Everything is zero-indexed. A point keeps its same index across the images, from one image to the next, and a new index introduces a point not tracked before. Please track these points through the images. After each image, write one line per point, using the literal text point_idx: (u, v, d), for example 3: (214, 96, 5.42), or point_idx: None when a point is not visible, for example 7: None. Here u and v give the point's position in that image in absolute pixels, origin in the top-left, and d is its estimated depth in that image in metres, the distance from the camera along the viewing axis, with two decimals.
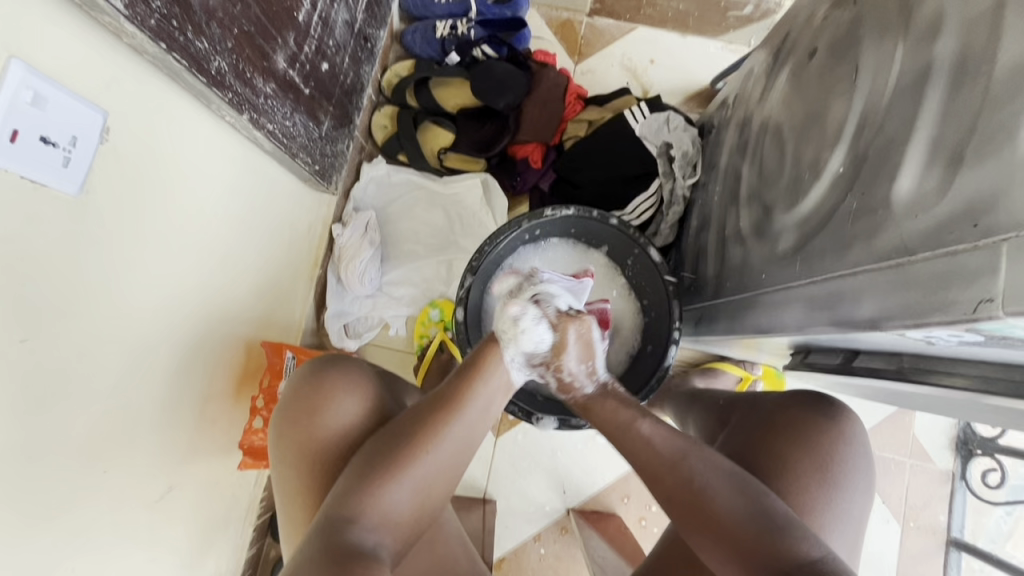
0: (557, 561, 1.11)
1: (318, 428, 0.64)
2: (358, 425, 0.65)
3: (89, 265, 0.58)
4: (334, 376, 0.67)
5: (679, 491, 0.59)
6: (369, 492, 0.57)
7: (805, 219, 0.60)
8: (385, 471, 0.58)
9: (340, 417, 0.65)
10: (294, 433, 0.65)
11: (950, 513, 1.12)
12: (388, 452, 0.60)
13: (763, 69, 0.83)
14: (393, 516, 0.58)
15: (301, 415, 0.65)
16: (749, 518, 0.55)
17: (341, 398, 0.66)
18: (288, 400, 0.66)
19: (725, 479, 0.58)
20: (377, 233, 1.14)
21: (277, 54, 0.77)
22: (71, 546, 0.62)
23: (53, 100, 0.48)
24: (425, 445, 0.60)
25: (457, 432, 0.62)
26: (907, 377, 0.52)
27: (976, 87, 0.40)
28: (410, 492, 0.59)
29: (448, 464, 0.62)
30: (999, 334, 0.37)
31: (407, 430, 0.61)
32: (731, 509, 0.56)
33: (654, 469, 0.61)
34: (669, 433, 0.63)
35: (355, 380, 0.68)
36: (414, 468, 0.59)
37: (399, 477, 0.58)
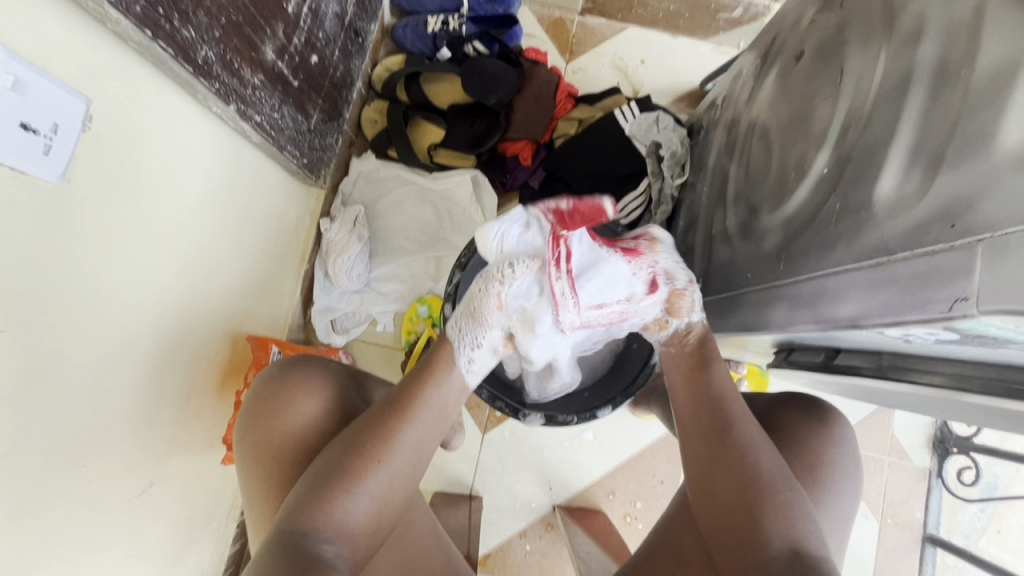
0: (542, 557, 1.11)
1: (280, 429, 0.64)
2: (319, 429, 0.65)
3: (69, 256, 0.57)
4: (296, 381, 0.66)
5: (723, 455, 0.61)
6: (324, 500, 0.56)
7: (790, 219, 0.61)
8: (340, 475, 0.58)
9: (298, 423, 0.64)
10: (253, 438, 0.64)
11: (927, 510, 1.14)
12: (342, 458, 0.59)
13: (751, 71, 0.83)
14: (351, 524, 0.57)
15: (261, 419, 0.64)
16: (775, 487, 0.57)
17: (301, 403, 0.65)
18: (250, 405, 0.66)
19: (772, 462, 0.59)
20: (365, 228, 1.13)
21: (265, 45, 0.76)
22: (49, 542, 0.61)
23: (34, 86, 0.48)
24: (378, 447, 0.60)
25: (411, 432, 0.62)
26: (887, 375, 0.53)
27: (956, 91, 0.40)
28: (368, 499, 0.58)
29: (406, 468, 0.61)
30: (974, 332, 0.38)
31: (359, 433, 0.61)
32: (766, 480, 0.58)
33: (721, 438, 0.62)
34: (748, 414, 0.64)
35: (315, 382, 0.67)
36: (370, 472, 0.59)
37: (354, 483, 0.58)
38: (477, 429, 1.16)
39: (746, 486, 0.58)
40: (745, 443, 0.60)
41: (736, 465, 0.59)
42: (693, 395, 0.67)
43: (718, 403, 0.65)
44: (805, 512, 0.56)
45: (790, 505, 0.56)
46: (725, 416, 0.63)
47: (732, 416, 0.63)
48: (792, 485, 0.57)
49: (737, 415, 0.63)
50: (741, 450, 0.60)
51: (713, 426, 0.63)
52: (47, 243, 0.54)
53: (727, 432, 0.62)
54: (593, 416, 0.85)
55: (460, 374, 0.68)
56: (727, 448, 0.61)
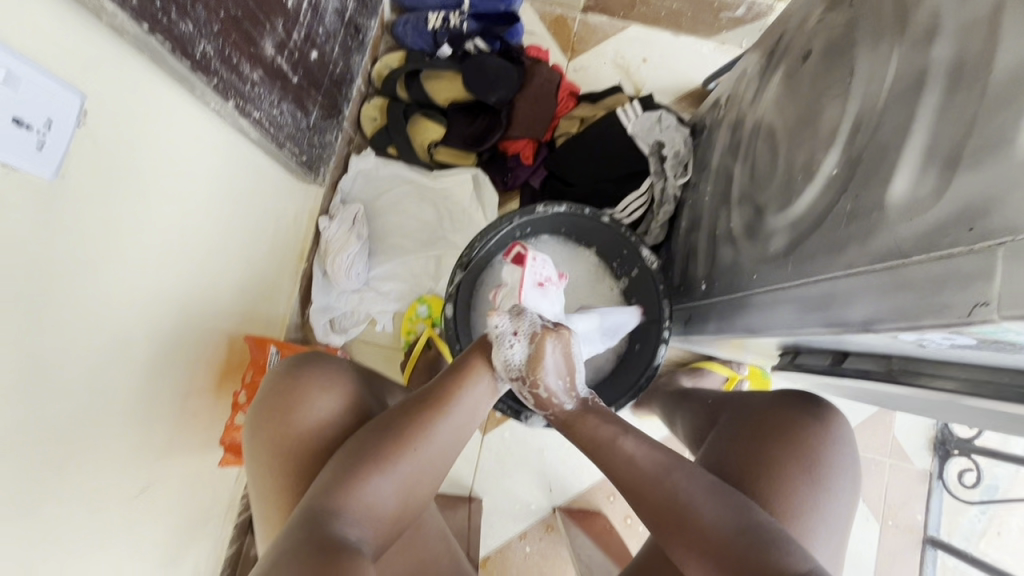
0: (542, 560, 1.10)
1: (296, 421, 0.63)
2: (336, 421, 0.64)
3: (63, 255, 0.56)
4: (315, 373, 0.65)
5: (665, 526, 0.57)
6: (353, 483, 0.56)
7: (798, 220, 0.60)
8: (371, 459, 0.57)
9: (318, 413, 0.63)
10: (268, 428, 0.63)
11: (927, 512, 1.14)
12: (375, 443, 0.58)
13: (756, 70, 0.83)
14: (376, 510, 0.56)
15: (276, 409, 0.63)
16: (736, 532, 0.54)
17: (321, 395, 0.64)
18: (263, 396, 0.65)
19: (708, 497, 0.57)
20: (365, 227, 1.12)
21: (265, 40, 0.75)
22: (42, 548, 0.59)
23: (27, 79, 0.46)
24: (413, 437, 0.59)
25: (446, 425, 0.61)
26: (896, 379, 0.53)
27: (972, 91, 0.40)
28: (396, 484, 0.57)
29: (435, 463, 0.60)
30: (992, 337, 0.37)
31: (392, 422, 0.60)
32: (718, 528, 0.55)
33: (649, 497, 0.59)
34: (659, 454, 0.61)
35: (336, 376, 0.67)
36: (400, 460, 0.58)
37: (385, 468, 0.57)
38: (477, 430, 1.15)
39: (707, 543, 0.55)
40: (678, 498, 0.57)
41: (687, 530, 0.56)
42: (607, 462, 0.62)
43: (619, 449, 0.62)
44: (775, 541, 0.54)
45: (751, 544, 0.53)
46: (641, 471, 0.60)
47: (646, 471, 0.60)
48: (747, 520, 0.55)
49: (644, 460, 0.61)
50: (684, 504, 0.57)
51: (638, 486, 0.60)
52: (42, 242, 0.53)
53: (655, 484, 0.59)
54: None
55: (493, 380, 0.66)
56: (665, 510, 0.57)
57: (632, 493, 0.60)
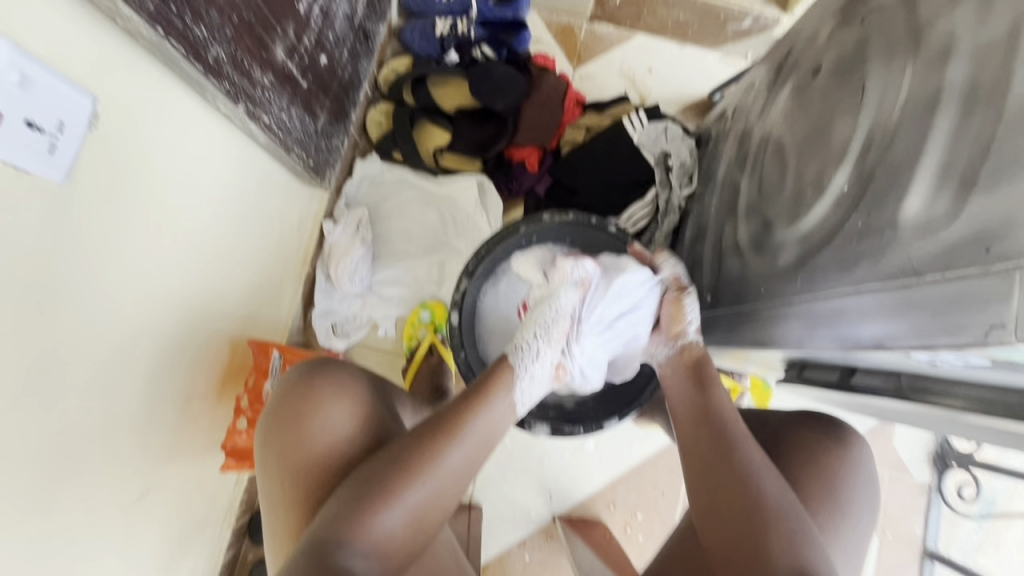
0: (542, 568, 1.10)
1: (305, 436, 0.62)
2: (348, 437, 0.63)
3: (71, 258, 0.55)
4: (330, 385, 0.65)
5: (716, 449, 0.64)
6: (360, 513, 0.54)
7: (807, 236, 0.60)
8: (379, 489, 0.56)
9: (329, 429, 0.62)
10: (279, 442, 0.62)
11: (926, 525, 1.14)
12: (383, 473, 0.57)
13: (764, 84, 0.83)
14: (387, 540, 0.55)
15: (287, 424, 0.63)
16: (780, 514, 0.57)
17: (336, 405, 0.64)
18: (274, 408, 0.64)
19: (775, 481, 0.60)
20: (368, 232, 1.12)
21: (276, 45, 0.75)
22: (41, 561, 0.59)
23: (40, 82, 0.46)
24: (421, 467, 0.58)
25: (454, 453, 0.60)
26: (905, 395, 0.53)
27: (989, 114, 0.40)
28: (404, 516, 0.56)
29: (447, 491, 0.59)
30: (1006, 358, 0.37)
31: (402, 449, 0.59)
32: (760, 495, 0.59)
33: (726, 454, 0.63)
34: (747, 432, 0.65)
35: (350, 388, 0.66)
36: (409, 489, 0.57)
37: (395, 498, 0.56)
38: None
39: (739, 496, 0.60)
40: (748, 468, 0.61)
41: (737, 480, 0.61)
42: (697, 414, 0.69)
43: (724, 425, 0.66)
44: (810, 537, 0.56)
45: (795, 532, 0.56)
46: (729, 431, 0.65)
47: (736, 438, 0.64)
48: (793, 510, 0.58)
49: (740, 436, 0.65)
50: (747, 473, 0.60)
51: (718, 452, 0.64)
52: (48, 245, 0.52)
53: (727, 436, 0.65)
54: (601, 428, 0.84)
55: (513, 398, 0.66)
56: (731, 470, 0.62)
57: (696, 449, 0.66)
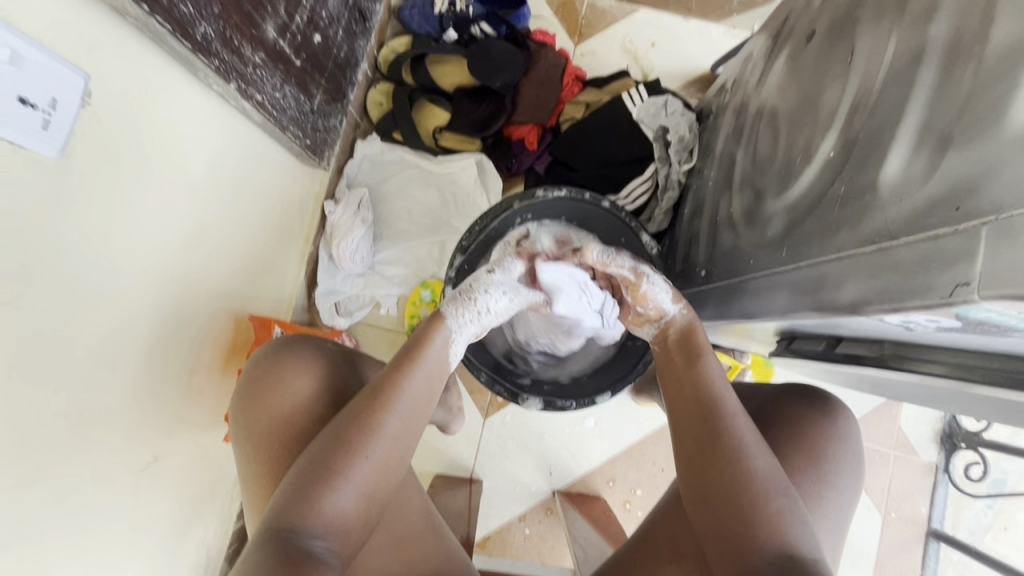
0: (541, 541, 1.12)
1: (271, 413, 0.64)
2: (308, 412, 0.65)
3: (69, 232, 0.57)
4: (291, 362, 0.66)
5: (708, 438, 0.60)
6: (310, 494, 0.55)
7: (793, 205, 0.59)
8: (324, 471, 0.56)
9: (291, 402, 0.65)
10: (248, 417, 0.65)
11: (931, 505, 1.13)
12: (326, 454, 0.57)
13: (762, 53, 0.81)
14: (340, 516, 0.56)
15: (253, 401, 0.65)
16: (768, 494, 0.56)
17: (297, 381, 0.65)
18: (242, 387, 0.67)
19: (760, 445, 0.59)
20: (369, 212, 1.13)
21: (267, 23, 0.76)
22: (48, 523, 0.62)
23: (32, 59, 0.48)
24: (363, 445, 0.58)
25: (396, 423, 0.60)
26: (888, 363, 0.52)
27: (966, 70, 0.39)
28: (355, 491, 0.57)
29: (392, 462, 0.60)
30: (977, 319, 0.37)
31: (338, 432, 0.58)
32: (757, 481, 0.56)
33: (715, 437, 0.60)
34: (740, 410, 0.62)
35: (311, 362, 0.67)
36: (355, 466, 0.57)
37: (342, 478, 0.56)
38: (478, 414, 1.16)
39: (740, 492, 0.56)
40: (740, 447, 0.58)
41: (727, 463, 0.58)
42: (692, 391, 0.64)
43: (713, 400, 0.62)
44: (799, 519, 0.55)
45: (782, 515, 0.55)
46: (719, 412, 0.61)
47: (723, 413, 0.60)
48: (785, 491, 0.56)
49: (731, 413, 0.61)
50: (739, 453, 0.57)
51: (709, 437, 0.60)
52: (45, 218, 0.54)
53: (720, 422, 0.60)
54: (592, 403, 0.85)
55: (446, 353, 0.65)
56: (725, 449, 0.58)
57: (697, 426, 0.61)
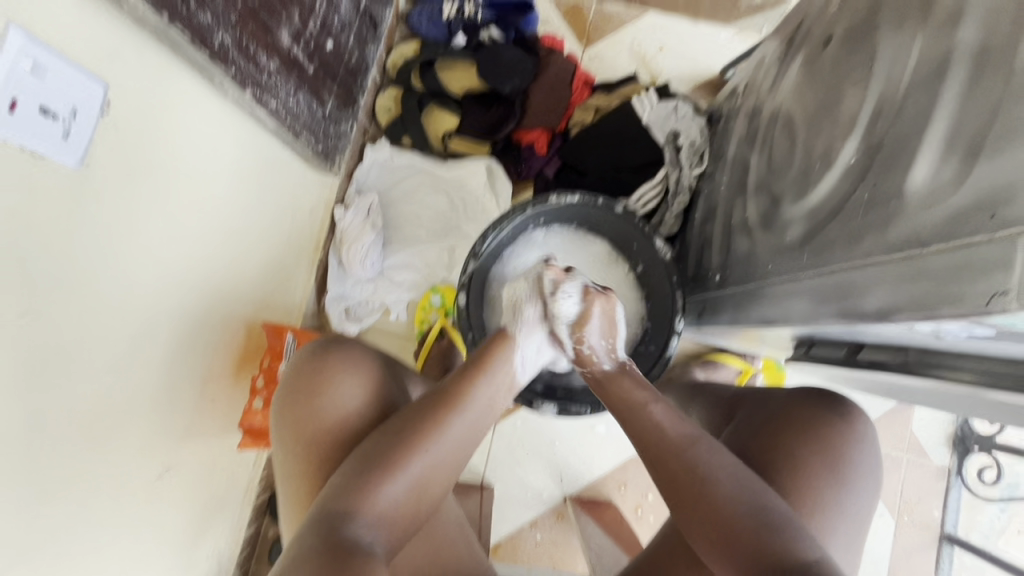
0: (553, 548, 1.11)
1: (317, 410, 0.64)
2: (359, 409, 0.65)
3: (86, 241, 0.57)
4: (339, 362, 0.66)
5: (681, 476, 0.59)
6: (366, 484, 0.55)
7: (813, 211, 0.59)
8: (383, 462, 0.57)
9: (341, 400, 0.64)
10: (292, 413, 0.64)
11: (944, 509, 1.12)
12: (386, 446, 0.58)
13: (775, 58, 0.81)
14: (392, 508, 0.56)
15: (301, 396, 0.64)
16: (735, 498, 0.56)
17: (346, 378, 0.66)
18: (287, 383, 0.66)
19: (724, 472, 0.58)
20: (379, 217, 1.13)
21: (282, 30, 0.76)
22: (61, 539, 0.61)
23: (52, 69, 0.47)
24: (424, 440, 0.59)
25: (457, 422, 0.62)
26: (914, 370, 0.52)
27: (998, 76, 0.39)
28: (409, 486, 0.57)
29: (447, 460, 0.61)
30: (1010, 327, 0.36)
31: (400, 426, 0.60)
32: (735, 511, 0.55)
33: (664, 458, 0.61)
34: (681, 418, 0.64)
35: (358, 362, 0.68)
36: (414, 460, 0.58)
37: (399, 471, 0.57)
38: None
39: (723, 524, 0.56)
40: (691, 461, 0.59)
41: (687, 477, 0.59)
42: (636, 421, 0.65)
43: (655, 430, 0.63)
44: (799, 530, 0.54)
45: (758, 518, 0.54)
46: (676, 444, 0.61)
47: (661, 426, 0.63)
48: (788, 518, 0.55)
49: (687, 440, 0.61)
50: (694, 470, 0.59)
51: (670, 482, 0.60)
52: (64, 227, 0.54)
53: (684, 461, 0.60)
54: (607, 408, 0.84)
55: (513, 367, 0.69)
56: (677, 463, 0.60)
57: (654, 457, 0.62)
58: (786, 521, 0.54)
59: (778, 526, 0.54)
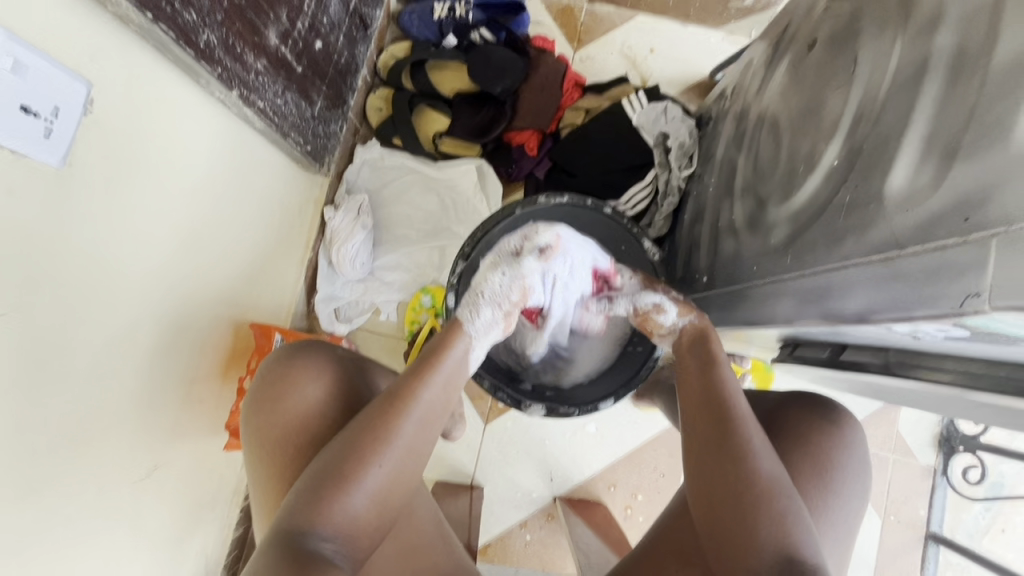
0: (542, 548, 1.12)
1: (284, 418, 0.63)
2: (325, 415, 0.65)
3: (68, 240, 0.56)
4: (301, 366, 0.66)
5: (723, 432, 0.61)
6: (321, 500, 0.55)
7: (797, 213, 0.60)
8: (336, 476, 0.56)
9: (305, 407, 0.64)
10: (259, 422, 0.64)
11: (930, 508, 1.13)
12: (338, 461, 0.57)
13: (762, 61, 0.82)
14: (351, 522, 0.56)
15: (266, 405, 0.64)
16: (773, 491, 0.56)
17: (311, 386, 0.65)
18: (255, 390, 0.66)
19: (766, 447, 0.59)
20: (369, 217, 1.13)
21: (269, 30, 0.76)
22: (43, 544, 0.60)
23: (33, 68, 0.47)
24: (375, 450, 0.58)
25: (410, 425, 0.60)
26: (894, 371, 0.53)
27: (973, 80, 0.39)
28: (368, 498, 0.57)
29: (404, 468, 0.60)
30: (985, 329, 0.37)
31: (348, 439, 0.58)
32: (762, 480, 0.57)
33: (722, 439, 0.61)
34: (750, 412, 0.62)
35: (323, 368, 0.67)
36: (367, 471, 0.57)
37: (354, 484, 0.56)
38: (479, 419, 1.15)
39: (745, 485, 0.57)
40: (746, 447, 0.59)
41: (733, 458, 0.59)
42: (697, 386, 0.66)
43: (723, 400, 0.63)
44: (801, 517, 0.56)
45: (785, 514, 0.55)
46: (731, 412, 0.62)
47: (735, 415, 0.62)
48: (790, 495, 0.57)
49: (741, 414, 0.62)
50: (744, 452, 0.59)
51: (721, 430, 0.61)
52: (46, 226, 0.54)
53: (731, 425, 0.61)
54: (596, 409, 0.84)
55: (467, 355, 0.67)
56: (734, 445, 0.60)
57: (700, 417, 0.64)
58: (795, 518, 0.55)
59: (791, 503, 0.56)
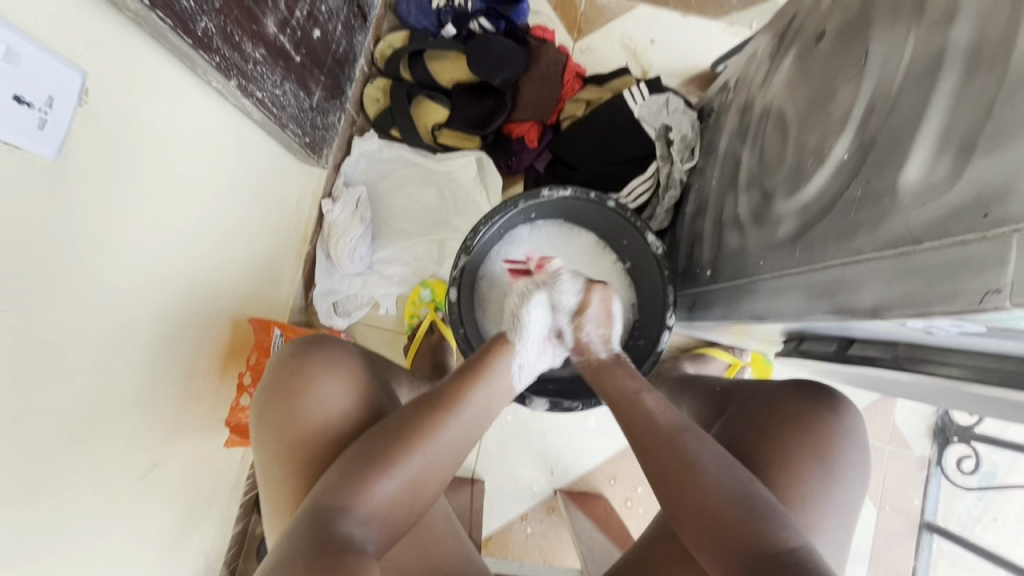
0: (543, 540, 1.12)
1: (298, 411, 0.63)
2: (340, 408, 0.64)
3: (65, 234, 0.55)
4: (322, 356, 0.66)
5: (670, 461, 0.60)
6: (358, 482, 0.55)
7: (806, 207, 0.59)
8: (377, 458, 0.56)
9: (322, 400, 0.63)
10: (275, 415, 0.63)
11: (924, 498, 1.15)
12: (380, 446, 0.57)
13: (767, 52, 0.81)
14: (383, 509, 0.55)
15: (282, 398, 0.63)
16: (734, 498, 0.56)
17: (328, 379, 0.64)
18: (269, 384, 0.65)
19: (713, 455, 0.59)
20: (367, 209, 1.11)
21: (266, 17, 0.74)
22: (43, 545, 0.60)
23: (27, 56, 0.45)
24: (419, 440, 0.58)
25: (455, 426, 0.61)
26: (902, 365, 0.53)
27: (992, 75, 0.39)
28: (403, 486, 0.57)
29: (443, 463, 0.60)
30: (1001, 324, 0.37)
31: (398, 425, 0.59)
32: (720, 492, 0.57)
33: (670, 453, 0.61)
34: (688, 422, 0.64)
35: (338, 361, 0.67)
36: (408, 459, 0.57)
37: (392, 469, 0.56)
38: None
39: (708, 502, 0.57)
40: (691, 458, 0.60)
41: (686, 477, 0.59)
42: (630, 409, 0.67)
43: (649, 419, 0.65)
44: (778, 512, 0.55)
45: (747, 515, 0.55)
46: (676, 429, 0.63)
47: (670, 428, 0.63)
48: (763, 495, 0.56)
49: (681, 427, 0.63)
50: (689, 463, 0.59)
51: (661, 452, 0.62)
52: (43, 220, 0.52)
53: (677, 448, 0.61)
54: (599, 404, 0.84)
55: (512, 370, 0.69)
56: (676, 461, 0.60)
57: (642, 445, 0.64)
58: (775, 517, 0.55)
59: (767, 512, 0.55)
